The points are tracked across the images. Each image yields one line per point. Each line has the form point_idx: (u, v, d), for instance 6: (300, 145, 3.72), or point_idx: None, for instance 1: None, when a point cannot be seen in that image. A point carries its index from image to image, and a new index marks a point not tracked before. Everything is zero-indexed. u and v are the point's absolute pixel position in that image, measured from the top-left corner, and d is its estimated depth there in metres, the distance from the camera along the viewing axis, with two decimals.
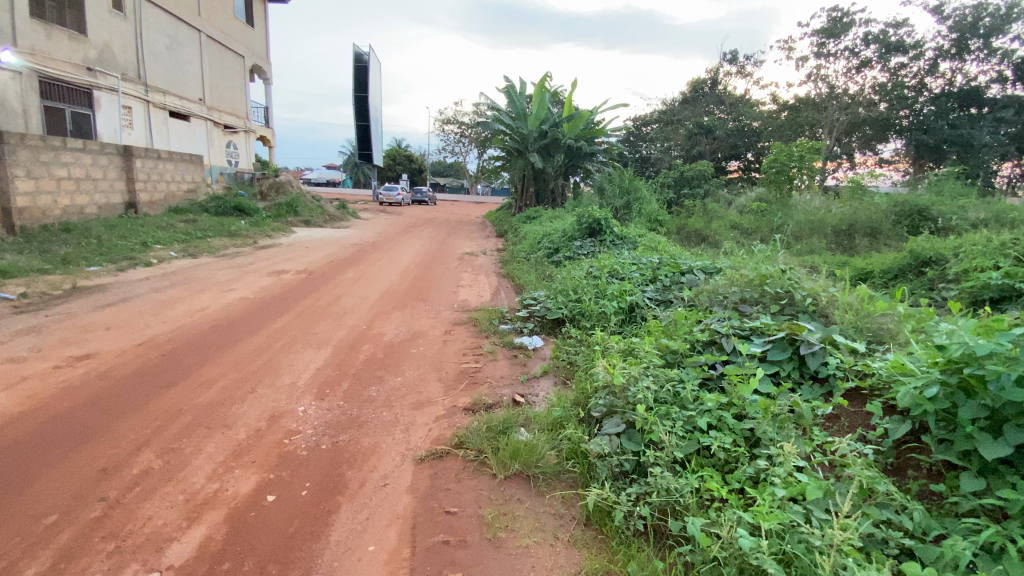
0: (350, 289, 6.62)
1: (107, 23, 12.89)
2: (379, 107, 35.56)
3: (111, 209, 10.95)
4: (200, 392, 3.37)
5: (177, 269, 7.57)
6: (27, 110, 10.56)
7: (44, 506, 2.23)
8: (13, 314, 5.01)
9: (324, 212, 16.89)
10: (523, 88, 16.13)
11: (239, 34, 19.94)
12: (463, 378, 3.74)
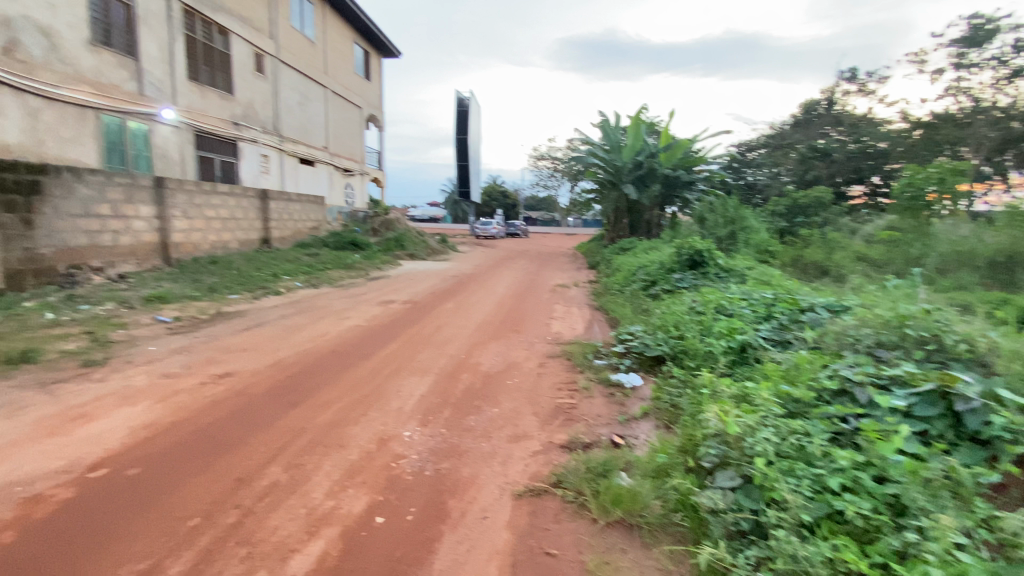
0: (449, 319, 6.92)
1: (252, 85, 15.12)
2: (477, 146, 37.61)
3: (250, 245, 12.60)
4: (320, 412, 3.68)
5: (301, 298, 8.47)
6: (184, 158, 12.52)
7: (191, 508, 2.53)
8: (171, 335, 5.89)
9: (426, 246, 18.05)
10: (618, 121, 16.23)
11: (358, 87, 22.37)
12: (559, 414, 3.69)
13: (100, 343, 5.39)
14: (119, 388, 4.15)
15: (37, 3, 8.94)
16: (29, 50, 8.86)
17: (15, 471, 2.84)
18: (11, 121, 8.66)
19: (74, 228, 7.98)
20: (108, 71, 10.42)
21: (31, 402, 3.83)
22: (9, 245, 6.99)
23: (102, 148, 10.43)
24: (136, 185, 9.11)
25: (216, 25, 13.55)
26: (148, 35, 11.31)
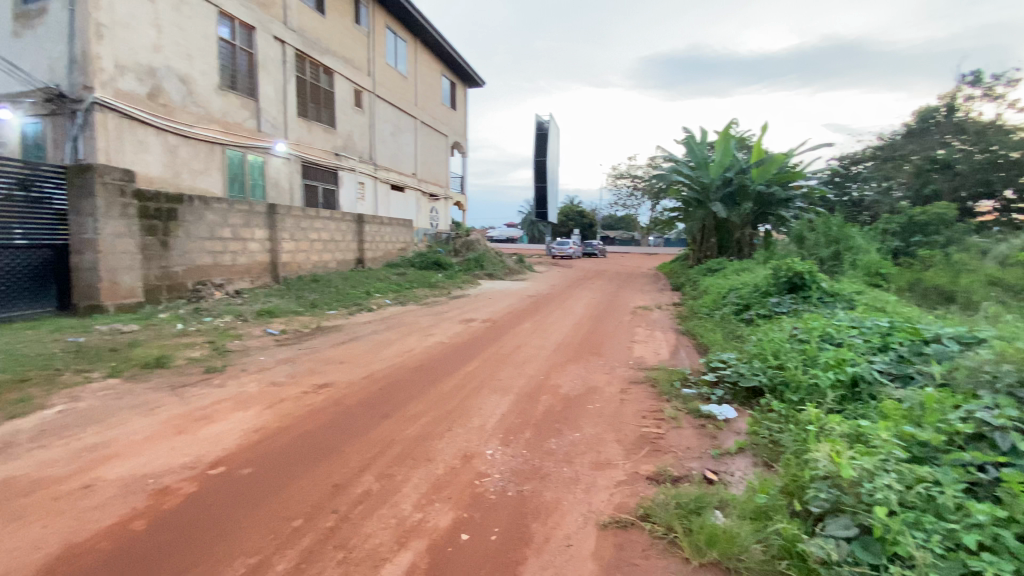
0: (529, 339, 6.97)
1: (351, 118, 16.49)
2: (556, 167, 38.09)
3: (346, 264, 13.59)
4: (408, 425, 3.83)
5: (391, 315, 8.96)
6: (292, 187, 13.87)
7: (294, 510, 2.72)
8: (277, 346, 6.47)
9: (505, 267, 18.41)
10: (704, 137, 15.70)
11: (444, 116, 23.61)
12: (644, 443, 3.55)
13: (219, 352, 6.04)
14: (234, 393, 4.61)
15: (179, 55, 10.46)
16: (170, 95, 10.32)
17: (150, 464, 3.23)
18: (155, 157, 10.09)
19: (202, 249, 9.09)
20: (232, 111, 11.86)
21: (165, 402, 4.37)
22: (150, 264, 8.10)
23: (225, 179, 11.81)
24: (252, 211, 10.22)
25: (322, 66, 14.99)
26: (265, 78, 12.75)
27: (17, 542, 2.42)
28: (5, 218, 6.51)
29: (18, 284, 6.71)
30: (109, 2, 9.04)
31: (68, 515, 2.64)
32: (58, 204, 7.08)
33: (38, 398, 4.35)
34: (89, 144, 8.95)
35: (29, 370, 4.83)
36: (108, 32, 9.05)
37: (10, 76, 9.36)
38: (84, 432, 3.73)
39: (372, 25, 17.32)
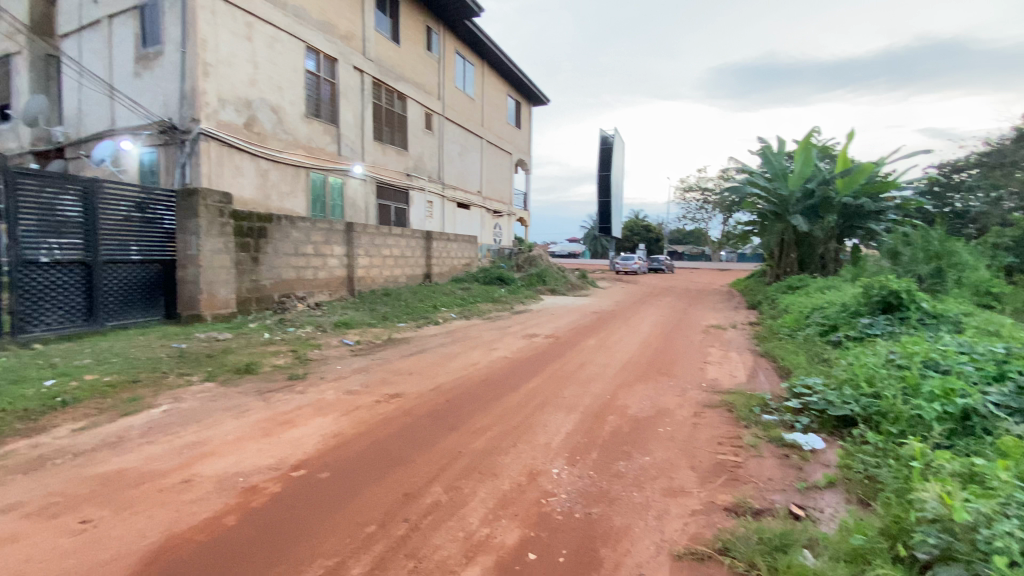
0: (594, 356, 6.86)
1: (422, 139, 17.26)
2: (620, 182, 37.61)
3: (415, 279, 14.12)
4: (474, 438, 3.88)
5: (457, 329, 9.16)
6: (367, 206, 14.68)
7: (368, 516, 2.82)
8: (352, 357, 6.81)
9: (568, 282, 18.32)
10: (782, 147, 14.93)
11: (509, 135, 24.13)
12: (720, 471, 3.36)
13: (300, 360, 6.45)
14: (314, 400, 4.90)
15: (272, 88, 11.48)
16: (263, 124, 11.31)
17: (240, 463, 3.49)
18: (249, 181, 11.07)
19: (287, 265, 9.79)
20: (316, 137, 12.80)
21: (253, 406, 4.72)
22: (243, 277, 8.83)
23: (309, 200, 12.72)
24: (332, 229, 10.91)
25: (397, 92, 15.86)
26: (345, 105, 13.67)
27: (128, 528, 2.68)
28: (126, 236, 7.35)
29: (133, 295, 7.53)
30: (214, 44, 10.14)
31: (169, 508, 2.89)
32: (166, 223, 7.93)
33: (148, 398, 4.84)
34: (194, 170, 10.00)
35: (141, 372, 5.40)
36: (212, 70, 10.15)
37: (132, 112, 10.65)
38: (185, 430, 4.10)
39: (442, 51, 18.13)
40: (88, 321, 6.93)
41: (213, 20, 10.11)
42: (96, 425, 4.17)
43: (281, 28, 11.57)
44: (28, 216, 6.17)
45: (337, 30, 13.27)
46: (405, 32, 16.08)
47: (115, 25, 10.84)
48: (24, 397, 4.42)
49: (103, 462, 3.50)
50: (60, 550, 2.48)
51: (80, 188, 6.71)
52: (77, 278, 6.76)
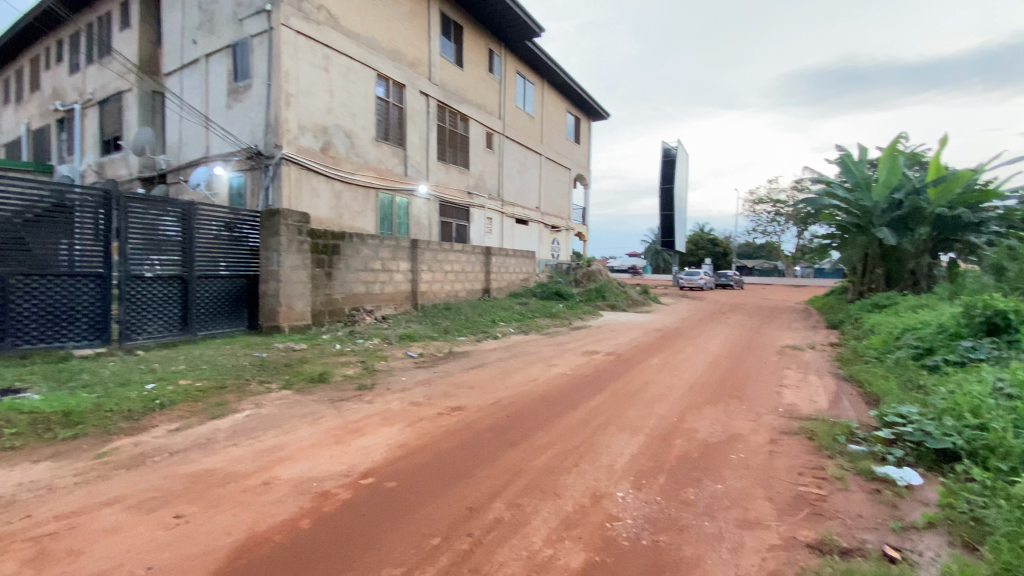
0: (659, 376, 6.65)
1: (483, 158, 17.71)
2: (684, 195, 36.56)
3: (474, 294, 14.38)
4: (536, 456, 3.86)
5: (516, 344, 9.21)
6: (430, 223, 15.19)
7: (433, 528, 2.87)
8: (416, 369, 7.01)
9: (629, 298, 17.95)
10: (864, 155, 13.97)
11: (568, 151, 24.22)
12: (801, 505, 3.13)
13: (368, 371, 6.72)
14: (381, 410, 5.08)
15: (346, 114, 12.25)
16: (338, 148, 12.07)
17: (313, 469, 3.67)
18: (324, 201, 11.81)
19: (357, 280, 10.30)
20: (384, 158, 13.48)
21: (325, 414, 4.96)
22: (318, 291, 9.39)
23: (377, 218, 13.36)
24: (398, 246, 11.38)
25: (460, 114, 16.41)
26: (412, 128, 14.32)
27: (215, 525, 2.88)
28: (217, 253, 8.03)
29: (221, 307, 8.19)
30: (296, 76, 11.01)
31: (252, 508, 3.09)
32: (251, 241, 8.58)
33: (232, 403, 5.21)
34: (276, 192, 10.82)
35: (226, 379, 5.84)
36: (293, 100, 11.00)
37: (224, 140, 11.71)
38: (265, 435, 4.38)
39: (504, 72, 18.60)
40: (183, 330, 7.60)
41: (295, 54, 10.99)
42: (188, 427, 4.54)
43: (354, 59, 12.37)
44: (135, 236, 6.89)
45: (405, 58, 13.98)
46: (468, 56, 16.68)
47: (212, 63, 12.03)
48: (128, 398, 4.90)
49: (194, 462, 3.80)
50: (157, 542, 2.70)
51: (179, 210, 7.40)
52: (174, 291, 7.45)
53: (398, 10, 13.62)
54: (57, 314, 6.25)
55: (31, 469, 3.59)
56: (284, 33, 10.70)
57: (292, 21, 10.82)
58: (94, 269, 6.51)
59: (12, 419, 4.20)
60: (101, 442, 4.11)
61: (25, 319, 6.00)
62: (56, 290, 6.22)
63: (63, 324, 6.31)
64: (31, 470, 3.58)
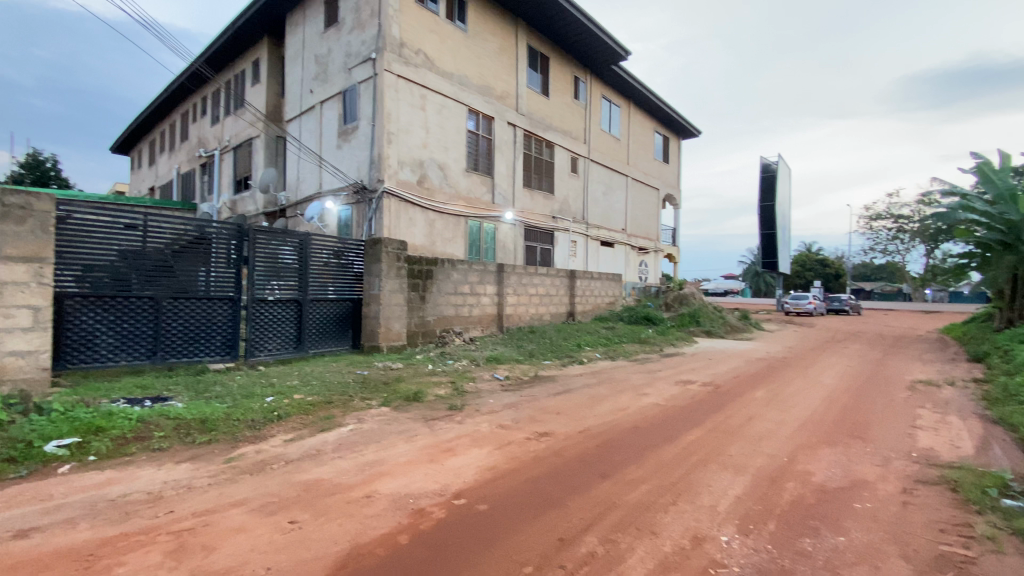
0: (763, 410, 6.12)
1: (568, 182, 17.86)
2: (786, 212, 33.94)
3: (558, 317, 14.35)
4: (630, 490, 3.70)
5: (603, 370, 8.99)
6: (516, 248, 15.51)
7: (525, 555, 2.85)
8: (503, 392, 7.08)
9: (725, 323, 16.88)
10: (1007, 161, 12.18)
11: (656, 171, 23.64)
12: (946, 567, 2.70)
13: (457, 392, 6.92)
14: (472, 431, 5.18)
15: (440, 148, 13.04)
16: (432, 180, 12.84)
17: (410, 486, 3.82)
18: (419, 229, 12.55)
19: (448, 303, 10.74)
20: (474, 187, 14.08)
21: (420, 432, 5.16)
22: (412, 314, 9.91)
23: (466, 244, 13.91)
24: (486, 270, 11.73)
25: (546, 141, 16.76)
26: (500, 157, 14.86)
27: (323, 533, 3.09)
28: (326, 279, 8.80)
29: (330, 327, 8.94)
30: (396, 115, 11.97)
31: (356, 519, 3.28)
32: (356, 268, 9.31)
33: (337, 418, 5.61)
34: (378, 223, 11.70)
35: (333, 395, 6.31)
36: (394, 137, 11.94)
37: (334, 176, 12.96)
38: (366, 449, 4.65)
39: (589, 97, 18.75)
40: (297, 348, 8.38)
41: (396, 96, 11.97)
42: (300, 438, 4.94)
43: (448, 96, 13.18)
44: (260, 264, 7.75)
45: (494, 91, 14.64)
46: (554, 84, 17.06)
47: (325, 109, 13.44)
48: (251, 410, 5.46)
49: (306, 471, 4.12)
50: (275, 545, 2.95)
51: (296, 241, 8.23)
52: (290, 313, 8.26)
53: (488, 48, 14.35)
54: (197, 332, 7.15)
55: (174, 469, 4.11)
56: (386, 78, 11.71)
57: (393, 66, 11.83)
58: (226, 293, 7.41)
59: (161, 424, 4.85)
60: (229, 449, 4.60)
61: (172, 337, 6.92)
62: (196, 312, 7.14)
63: (201, 341, 7.21)
64: (174, 470, 4.08)
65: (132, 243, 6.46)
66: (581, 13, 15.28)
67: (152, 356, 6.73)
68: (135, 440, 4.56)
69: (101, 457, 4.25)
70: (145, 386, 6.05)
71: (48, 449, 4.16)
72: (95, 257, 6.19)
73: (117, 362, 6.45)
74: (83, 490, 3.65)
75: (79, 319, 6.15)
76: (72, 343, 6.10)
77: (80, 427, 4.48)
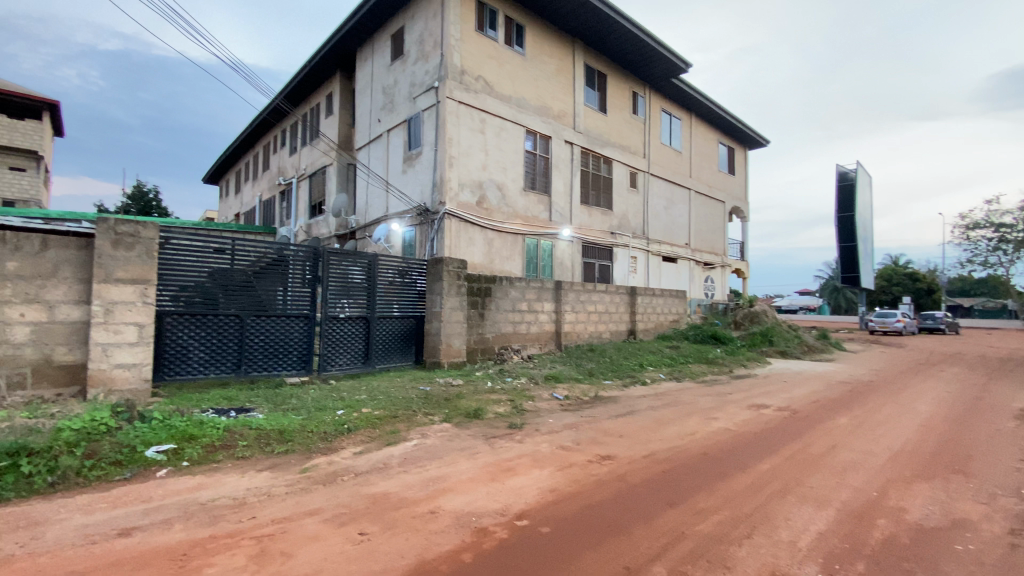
0: (847, 439, 5.65)
1: (627, 198, 17.64)
2: (867, 223, 31.51)
3: (619, 335, 14.06)
4: (699, 520, 3.53)
5: (667, 391, 8.67)
6: (574, 265, 15.46)
7: None
8: (563, 412, 7.00)
9: (801, 343, 15.81)
10: None
11: (721, 183, 22.82)
12: None
13: (517, 410, 6.93)
14: (532, 451, 5.17)
15: (499, 169, 13.36)
16: (491, 201, 13.16)
17: (473, 504, 3.86)
18: (478, 248, 12.84)
19: (506, 320, 10.85)
20: (532, 206, 14.24)
21: (481, 450, 5.22)
22: (472, 331, 10.10)
23: (524, 262, 14.04)
24: (543, 287, 11.74)
25: (603, 157, 16.69)
26: (557, 175, 14.97)
27: (391, 547, 3.18)
28: (392, 297, 9.18)
29: (395, 344, 9.28)
30: (457, 140, 12.42)
31: (421, 534, 3.36)
32: (419, 286, 9.65)
33: (402, 432, 5.79)
34: (440, 243, 12.10)
35: (398, 410, 6.52)
36: (455, 161, 12.39)
37: (400, 200, 13.58)
38: (430, 465, 4.76)
39: (648, 112, 18.53)
40: (365, 363, 8.77)
41: (457, 121, 12.44)
42: (368, 451, 5.15)
43: (506, 118, 13.52)
44: (332, 283, 8.22)
45: (552, 111, 14.84)
46: (612, 101, 17.04)
47: (392, 136, 14.18)
48: (324, 422, 5.76)
49: (374, 484, 4.28)
50: (346, 555, 3.07)
51: (365, 261, 8.66)
52: (359, 330, 8.68)
53: (546, 69, 14.61)
54: (275, 348, 7.66)
55: (256, 477, 4.40)
56: (448, 105, 12.21)
57: (455, 93, 12.33)
58: (302, 311, 7.90)
59: (244, 434, 5.22)
60: (304, 459, 4.87)
61: (254, 352, 7.46)
62: (275, 328, 7.66)
63: (280, 356, 7.72)
64: (256, 478, 4.38)
65: (220, 265, 7.04)
66: (639, 30, 15.23)
67: (237, 370, 7.29)
68: (222, 448, 4.93)
69: (193, 463, 4.64)
70: (231, 397, 6.54)
71: (149, 454, 4.59)
72: (188, 278, 6.81)
73: (207, 375, 7.03)
74: (177, 493, 3.99)
75: (175, 335, 6.78)
76: (170, 357, 6.72)
77: (176, 434, 4.91)
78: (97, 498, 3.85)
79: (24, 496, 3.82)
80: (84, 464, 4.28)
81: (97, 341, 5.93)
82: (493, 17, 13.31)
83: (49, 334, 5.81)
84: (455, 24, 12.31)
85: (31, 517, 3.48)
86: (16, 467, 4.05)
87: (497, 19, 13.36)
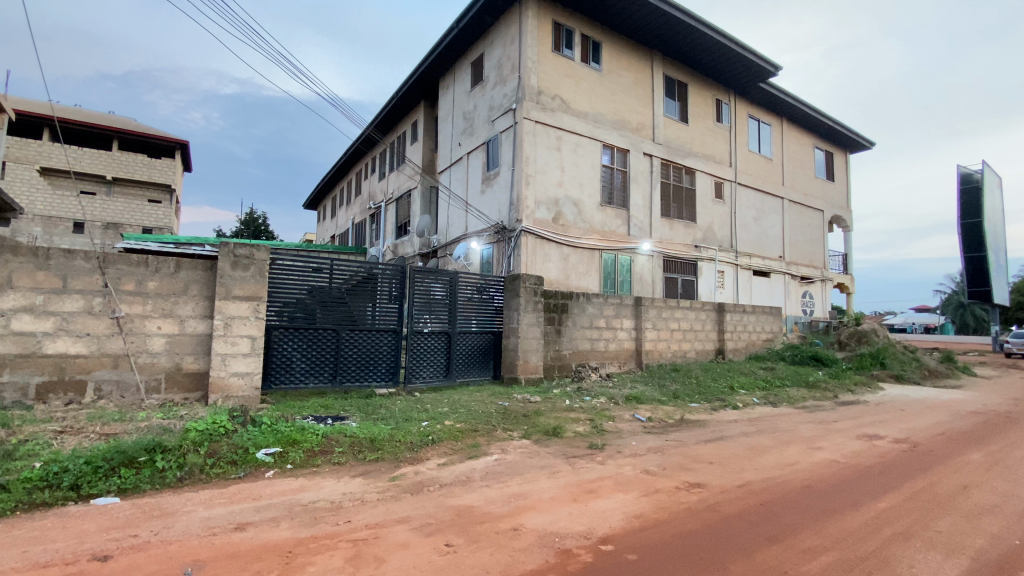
0: (984, 478, 4.91)
1: (711, 210, 16.87)
2: (999, 229, 27.46)
3: (705, 354, 13.35)
4: (805, 560, 3.22)
5: (761, 417, 8.05)
6: (654, 280, 14.98)
7: None
8: (646, 434, 6.73)
9: (921, 366, 14.04)
10: None
11: (818, 191, 21.11)
12: None
13: (598, 430, 6.79)
14: (615, 473, 5.02)
15: (575, 185, 13.39)
16: (567, 217, 13.19)
17: (555, 523, 3.82)
18: (555, 264, 12.90)
19: (583, 337, 10.72)
20: (610, 221, 14.07)
21: (561, 469, 5.16)
22: (548, 347, 10.11)
23: (601, 277, 13.84)
24: (622, 304, 11.47)
25: (686, 168, 16.10)
26: (636, 189, 14.68)
27: (476, 560, 3.23)
28: (471, 312, 9.42)
29: (475, 358, 9.51)
30: (533, 158, 12.66)
31: (505, 551, 3.38)
32: (498, 302, 9.83)
33: (483, 446, 5.88)
34: (517, 259, 12.30)
35: (478, 423, 6.64)
36: (531, 179, 12.63)
37: (478, 219, 14.03)
38: (512, 480, 4.79)
39: (734, 119, 17.70)
40: (447, 377, 9.05)
41: (534, 141, 12.70)
42: (452, 463, 5.29)
43: (583, 134, 13.56)
44: (416, 300, 8.61)
45: (630, 124, 14.64)
46: (694, 110, 16.50)
47: (471, 158, 14.73)
48: (410, 432, 6.02)
49: (458, 496, 4.38)
50: (434, 565, 3.17)
51: (446, 278, 9.00)
52: (441, 344, 9.00)
53: (623, 83, 14.51)
54: (366, 360, 8.15)
55: (350, 482, 4.67)
56: (525, 125, 12.51)
57: (532, 113, 12.61)
58: (389, 325, 8.35)
59: (340, 440, 5.58)
60: (393, 468, 5.11)
61: (348, 363, 7.99)
62: (365, 342, 8.15)
63: (370, 368, 8.20)
64: (350, 483, 4.65)
65: (318, 283, 7.65)
66: (723, 37, 14.69)
67: (332, 380, 7.85)
68: (320, 453, 5.32)
69: (295, 466, 5.03)
70: (328, 405, 7.06)
71: (260, 455, 5.06)
72: (290, 294, 7.45)
73: (307, 384, 7.62)
74: (283, 493, 4.35)
75: (281, 347, 7.44)
76: (276, 367, 7.38)
77: (282, 438, 5.36)
78: (217, 494, 4.29)
79: (158, 489, 4.36)
80: (206, 462, 4.79)
81: (217, 351, 6.67)
82: (569, 36, 13.49)
83: (179, 344, 6.64)
84: (532, 47, 12.62)
85: (164, 508, 3.96)
86: (153, 462, 4.61)
87: (574, 38, 13.51)
